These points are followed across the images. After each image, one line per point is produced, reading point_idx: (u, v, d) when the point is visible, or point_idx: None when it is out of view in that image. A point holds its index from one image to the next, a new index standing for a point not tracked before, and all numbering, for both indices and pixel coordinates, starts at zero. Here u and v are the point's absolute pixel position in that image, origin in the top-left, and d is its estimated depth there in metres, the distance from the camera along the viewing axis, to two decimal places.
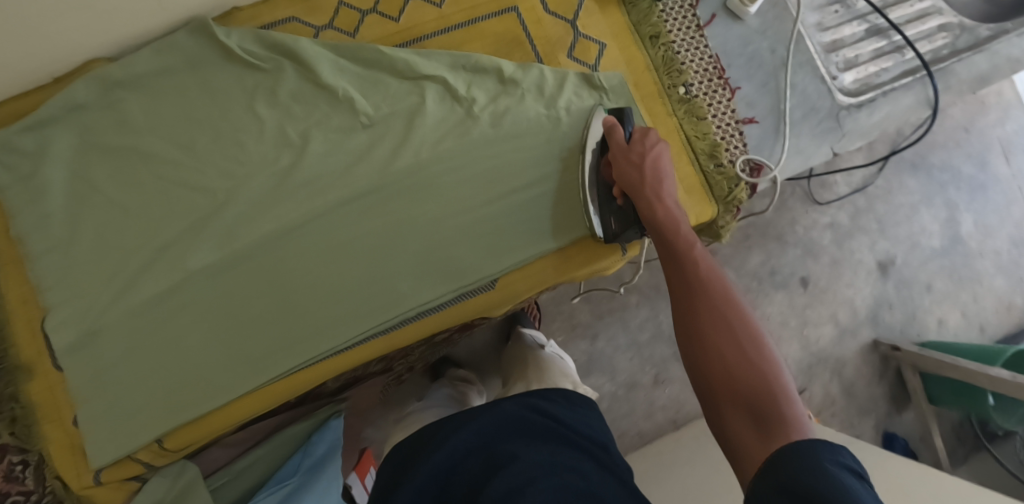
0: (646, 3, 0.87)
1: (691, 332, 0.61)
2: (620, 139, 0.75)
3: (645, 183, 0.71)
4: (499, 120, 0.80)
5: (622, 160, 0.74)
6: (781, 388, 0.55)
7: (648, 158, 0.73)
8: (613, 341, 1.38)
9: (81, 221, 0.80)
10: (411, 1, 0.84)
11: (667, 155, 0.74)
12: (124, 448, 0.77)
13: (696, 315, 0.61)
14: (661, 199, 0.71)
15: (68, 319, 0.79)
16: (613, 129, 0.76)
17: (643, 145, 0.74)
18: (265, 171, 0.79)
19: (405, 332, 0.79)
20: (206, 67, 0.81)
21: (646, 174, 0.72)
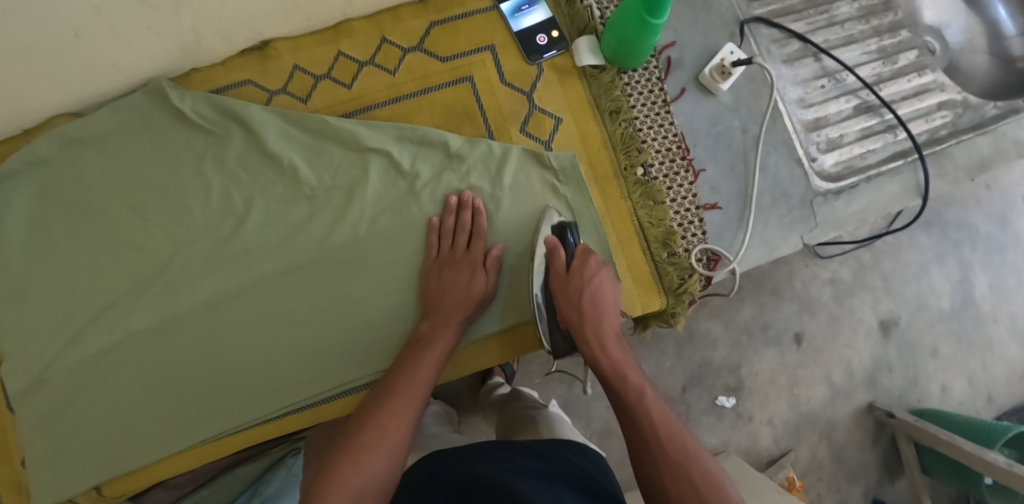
0: (608, 77, 0.84)
1: (649, 446, 0.61)
2: (560, 266, 0.74)
3: (587, 325, 0.72)
4: (439, 200, 0.80)
5: (563, 298, 0.73)
6: (700, 450, 0.61)
7: (587, 296, 0.73)
8: (591, 388, 1.27)
9: (37, 272, 0.83)
10: (366, 69, 0.83)
11: (608, 283, 0.75)
12: (64, 492, 0.81)
13: (654, 438, 0.62)
14: (602, 345, 0.71)
15: (22, 365, 0.82)
16: (555, 251, 0.75)
17: (582, 278, 0.74)
18: (207, 236, 0.82)
19: (334, 406, 0.81)
20: (160, 129, 0.83)
21: (585, 312, 0.72)
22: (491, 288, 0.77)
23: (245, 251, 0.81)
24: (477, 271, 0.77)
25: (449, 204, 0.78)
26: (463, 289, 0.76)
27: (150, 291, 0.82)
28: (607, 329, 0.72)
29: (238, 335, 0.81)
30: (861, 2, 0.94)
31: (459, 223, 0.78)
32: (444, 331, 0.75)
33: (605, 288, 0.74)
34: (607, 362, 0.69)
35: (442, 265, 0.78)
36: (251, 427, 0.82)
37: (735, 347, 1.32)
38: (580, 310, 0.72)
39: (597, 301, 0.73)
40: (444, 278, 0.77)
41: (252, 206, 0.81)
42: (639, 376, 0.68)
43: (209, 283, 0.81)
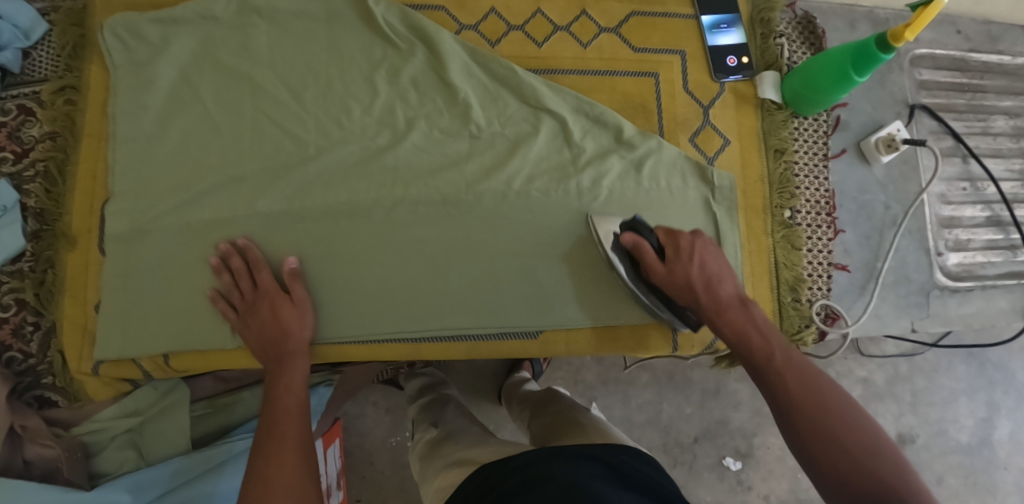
0: (781, 117, 0.85)
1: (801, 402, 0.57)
2: (650, 258, 0.69)
3: (700, 293, 0.67)
4: (597, 180, 0.79)
5: (670, 282, 0.68)
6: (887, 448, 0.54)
7: (694, 273, 0.67)
8: (610, 413, 1.24)
9: (170, 124, 0.80)
10: (559, 34, 0.83)
11: (709, 252, 0.69)
12: (131, 350, 0.77)
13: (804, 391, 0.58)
14: (723, 305, 0.66)
15: (127, 210, 0.78)
16: (638, 245, 0.69)
17: (679, 258, 0.68)
18: (360, 142, 0.79)
19: (431, 348, 0.78)
20: (343, 24, 0.81)
21: (699, 290, 0.67)
22: (308, 323, 0.74)
23: (392, 168, 0.78)
24: (277, 298, 0.73)
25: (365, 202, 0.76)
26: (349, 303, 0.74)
27: (286, 177, 0.78)
28: (735, 300, 0.66)
29: (357, 248, 0.78)
30: (1017, 121, 0.96)
31: (242, 266, 0.76)
32: (290, 375, 0.71)
33: (707, 255, 0.69)
34: (740, 322, 0.65)
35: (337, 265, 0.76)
36: (343, 343, 0.78)
37: (756, 414, 1.26)
38: (692, 288, 0.67)
39: (712, 286, 0.66)
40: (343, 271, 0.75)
41: (414, 127, 0.79)
42: (800, 372, 0.60)
43: (349, 191, 0.78)
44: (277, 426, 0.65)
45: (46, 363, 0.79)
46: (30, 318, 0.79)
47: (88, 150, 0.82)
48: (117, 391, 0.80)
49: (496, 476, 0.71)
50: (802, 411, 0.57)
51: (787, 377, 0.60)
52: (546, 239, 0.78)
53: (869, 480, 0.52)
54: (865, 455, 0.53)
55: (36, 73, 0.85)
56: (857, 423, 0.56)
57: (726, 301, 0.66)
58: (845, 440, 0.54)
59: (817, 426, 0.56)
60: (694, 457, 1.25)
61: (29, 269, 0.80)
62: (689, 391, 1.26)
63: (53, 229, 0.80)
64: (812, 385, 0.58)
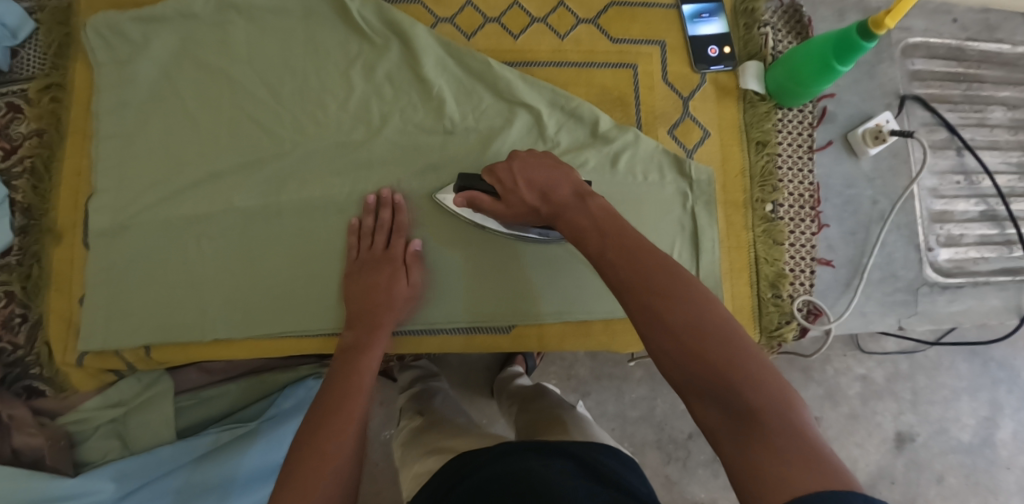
0: (764, 108, 0.83)
1: (656, 295, 0.50)
2: (486, 201, 0.67)
3: (546, 215, 0.62)
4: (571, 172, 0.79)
5: (512, 212, 0.65)
6: (728, 328, 0.48)
7: (531, 195, 0.63)
8: (602, 408, 1.23)
9: (152, 121, 0.82)
10: (536, 26, 0.82)
11: (537, 163, 0.64)
12: (115, 341, 0.78)
13: (649, 279, 0.51)
14: (562, 206, 0.61)
15: (110, 205, 0.80)
16: (474, 198, 0.68)
17: (509, 182, 0.64)
18: (335, 138, 0.79)
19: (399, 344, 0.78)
20: (319, 20, 0.82)
21: (541, 202, 0.62)
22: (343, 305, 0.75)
23: (366, 163, 0.79)
24: (393, 266, 0.74)
25: (366, 205, 0.77)
26: (383, 295, 0.73)
27: (263, 171, 0.80)
28: (567, 203, 0.61)
29: (333, 243, 0.79)
30: (1015, 113, 0.93)
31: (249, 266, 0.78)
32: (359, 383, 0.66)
33: (534, 168, 0.64)
34: (584, 220, 0.58)
35: (363, 266, 0.75)
36: (318, 337, 0.79)
37: None
38: (531, 207, 0.63)
39: (547, 199, 0.62)
40: (366, 278, 0.74)
41: (388, 121, 0.79)
42: (644, 257, 0.53)
43: (323, 185, 0.79)
44: (345, 405, 0.63)
45: (33, 355, 0.80)
46: (18, 311, 0.81)
47: (74, 146, 0.84)
48: (101, 381, 0.81)
49: (464, 469, 0.71)
50: (634, 298, 0.51)
51: (618, 262, 0.53)
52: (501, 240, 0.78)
53: (709, 374, 0.46)
54: (699, 338, 0.47)
55: (24, 72, 0.87)
56: (687, 302, 0.49)
57: (561, 203, 0.61)
58: (674, 325, 0.48)
59: (657, 313, 0.49)
60: (688, 453, 1.24)
61: (17, 263, 0.81)
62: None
63: (39, 223, 0.82)
64: (658, 272, 0.51)
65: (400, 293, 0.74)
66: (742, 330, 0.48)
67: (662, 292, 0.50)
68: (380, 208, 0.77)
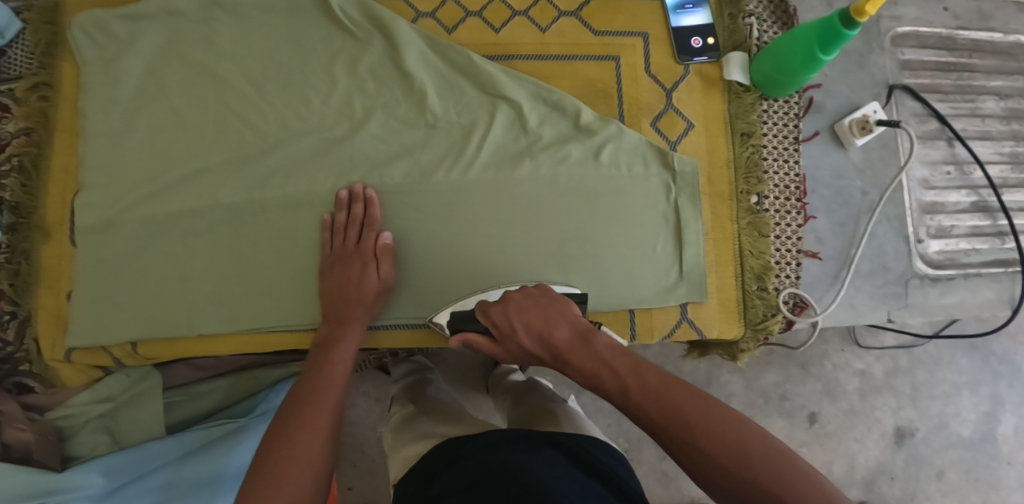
0: (749, 99, 0.82)
1: (690, 428, 0.49)
2: (484, 344, 0.63)
3: (552, 357, 0.58)
4: (553, 166, 0.79)
5: (511, 352, 0.60)
6: (766, 446, 0.48)
7: (527, 334, 0.59)
8: (597, 404, 1.23)
9: (137, 119, 0.82)
10: (518, 19, 0.82)
11: (533, 307, 0.60)
12: (102, 337, 0.79)
13: (681, 410, 0.50)
14: (564, 349, 0.57)
15: (97, 202, 0.81)
16: (467, 339, 0.65)
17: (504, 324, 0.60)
18: (319, 133, 0.80)
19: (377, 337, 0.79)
20: (302, 17, 0.82)
21: (540, 349, 0.58)
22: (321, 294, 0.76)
23: (349, 158, 0.79)
24: (367, 261, 0.74)
25: (339, 200, 0.77)
26: (352, 288, 0.73)
27: (246, 167, 0.80)
28: (569, 356, 0.56)
29: (316, 238, 0.79)
30: (1008, 102, 0.92)
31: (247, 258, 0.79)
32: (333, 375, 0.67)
33: (534, 318, 0.59)
34: (582, 357, 0.55)
35: (335, 260, 0.75)
36: (303, 331, 0.79)
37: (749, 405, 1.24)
38: (532, 350, 0.59)
39: (549, 348, 0.57)
40: (337, 275, 0.75)
41: (371, 116, 0.79)
42: (672, 388, 0.52)
43: (306, 180, 0.79)
44: (314, 393, 0.64)
45: (23, 351, 0.81)
46: (5, 309, 0.81)
47: (62, 144, 0.84)
48: (89, 377, 0.82)
49: (455, 454, 0.71)
50: (683, 451, 0.50)
51: (643, 401, 0.52)
52: (473, 235, 0.78)
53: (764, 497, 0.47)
54: (743, 462, 0.48)
55: (11, 71, 0.86)
56: (726, 432, 0.49)
57: (564, 349, 0.57)
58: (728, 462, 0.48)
59: (715, 460, 0.49)
60: None
61: (5, 261, 0.81)
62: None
63: (28, 221, 0.83)
64: (689, 405, 0.51)
65: (371, 286, 0.74)
66: (779, 442, 0.49)
67: (698, 429, 0.49)
68: (352, 203, 0.77)
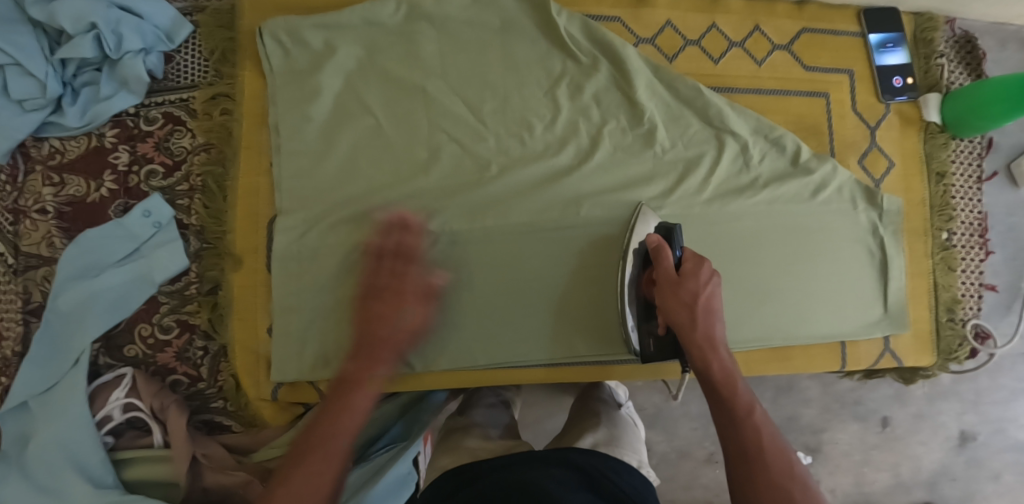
0: (942, 140, 0.85)
1: (755, 458, 0.52)
2: (668, 268, 0.62)
3: (697, 330, 0.57)
4: (771, 198, 0.80)
5: (670, 297, 0.60)
6: None
7: (701, 301, 0.58)
8: None
9: (341, 137, 0.77)
10: (734, 50, 0.82)
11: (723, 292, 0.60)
12: (312, 373, 0.74)
13: (771, 451, 0.52)
14: (713, 346, 0.57)
15: (302, 227, 0.76)
16: (660, 250, 0.63)
17: (695, 279, 0.60)
18: (540, 162, 0.77)
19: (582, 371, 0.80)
20: (518, 36, 0.79)
21: (698, 317, 0.58)
22: None
23: (575, 189, 0.77)
24: None
25: (384, 226, 0.73)
26: None
27: (467, 196, 0.76)
28: (720, 338, 0.58)
29: (538, 269, 0.77)
30: None
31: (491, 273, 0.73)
32: (342, 422, 0.60)
33: (720, 296, 0.60)
34: (718, 366, 0.56)
35: (373, 297, 0.69)
36: (528, 366, 0.77)
37: (827, 410, 1.14)
38: (693, 307, 0.58)
39: (711, 309, 0.58)
40: None
41: (599, 143, 0.77)
42: (768, 430, 0.53)
43: (524, 209, 0.76)
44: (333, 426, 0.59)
45: (216, 388, 0.76)
46: (199, 343, 0.76)
47: (250, 163, 0.78)
48: (291, 415, 0.77)
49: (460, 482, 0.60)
50: (767, 472, 0.51)
51: (749, 428, 0.53)
52: None
53: None
54: None
55: (181, 79, 0.79)
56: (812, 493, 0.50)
57: (711, 341, 0.57)
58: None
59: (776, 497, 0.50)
60: None
61: (195, 290, 0.77)
62: (761, 386, 1.16)
63: (215, 247, 0.77)
64: (775, 446, 0.52)
65: (407, 325, 0.69)
66: None
67: (787, 474, 0.50)
68: (391, 232, 0.73)
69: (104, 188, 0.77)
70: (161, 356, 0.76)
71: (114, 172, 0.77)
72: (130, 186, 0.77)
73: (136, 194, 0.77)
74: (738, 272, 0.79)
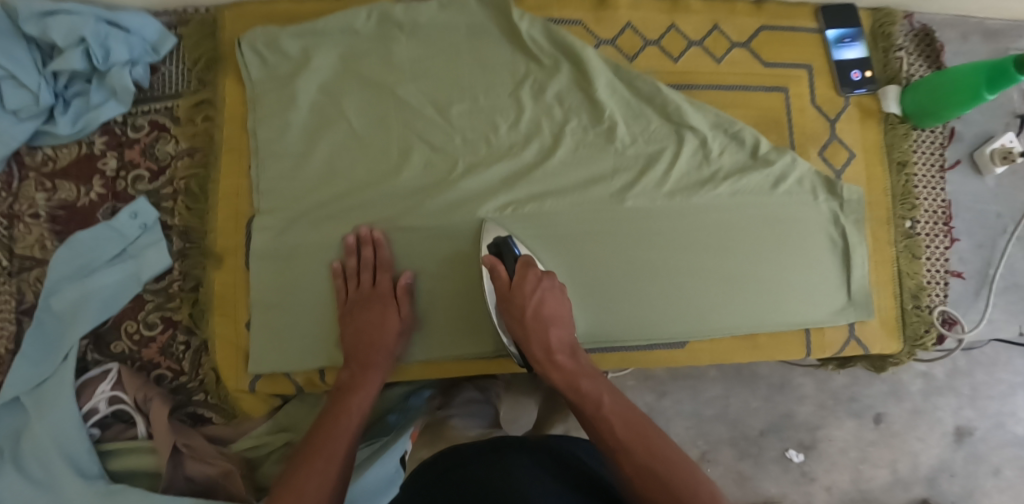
0: (902, 131, 0.87)
1: (624, 445, 0.63)
2: (502, 280, 0.74)
3: (531, 339, 0.72)
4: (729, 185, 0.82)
5: (507, 314, 0.73)
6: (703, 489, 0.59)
7: (529, 311, 0.72)
8: (679, 406, 1.13)
9: (316, 140, 0.80)
10: (694, 48, 0.85)
11: (554, 294, 0.74)
12: (288, 365, 0.77)
13: (627, 437, 0.63)
14: (550, 358, 0.71)
15: (278, 227, 0.78)
16: (493, 267, 0.74)
17: (534, 286, 0.73)
18: (505, 159, 0.80)
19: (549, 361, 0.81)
20: (484, 41, 0.82)
21: (529, 327, 0.72)
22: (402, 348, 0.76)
23: (540, 185, 0.80)
24: (388, 304, 0.76)
25: (346, 245, 0.77)
26: (377, 333, 0.74)
27: (435, 193, 0.79)
28: (559, 342, 0.72)
29: None
30: None
31: (371, 258, 0.77)
32: (339, 425, 0.69)
33: (548, 300, 0.73)
34: (560, 375, 0.70)
35: (353, 306, 0.76)
36: (498, 356, 0.80)
37: (823, 408, 1.15)
38: (526, 320, 0.72)
39: (537, 313, 0.72)
40: (359, 319, 0.75)
41: (561, 141, 0.80)
42: (617, 418, 0.65)
43: (491, 206, 0.79)
44: (321, 427, 0.68)
45: (197, 381, 0.80)
46: (180, 338, 0.80)
47: (231, 167, 0.81)
48: (270, 406, 0.79)
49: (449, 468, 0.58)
50: (630, 457, 0.62)
51: (607, 419, 0.65)
52: (667, 258, 0.81)
53: None
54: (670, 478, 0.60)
55: (165, 88, 0.83)
56: (674, 463, 0.61)
57: (549, 344, 0.72)
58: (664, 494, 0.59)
59: (642, 468, 0.61)
60: (760, 449, 1.14)
61: (177, 288, 0.80)
62: (754, 384, 1.15)
63: (197, 247, 0.80)
64: (635, 431, 0.64)
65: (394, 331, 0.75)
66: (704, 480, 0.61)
67: (648, 449, 0.62)
68: (361, 247, 0.77)
69: (93, 192, 0.81)
70: (146, 352, 0.80)
71: (103, 178, 0.81)
72: (118, 191, 0.81)
73: (123, 197, 0.81)
74: (699, 266, 0.81)
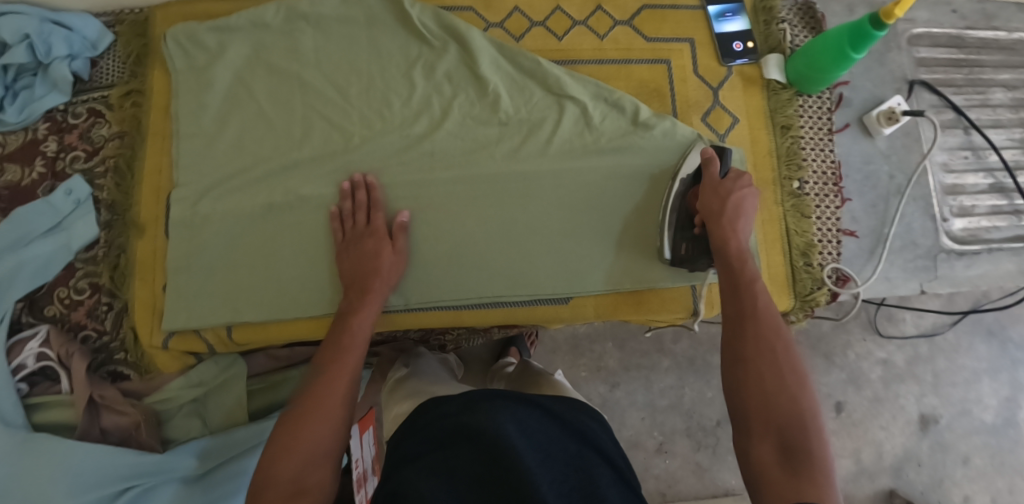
0: (786, 96, 0.91)
1: (749, 319, 0.65)
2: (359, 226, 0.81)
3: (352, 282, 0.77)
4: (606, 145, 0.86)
5: (716, 197, 0.76)
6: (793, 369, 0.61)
7: (346, 253, 0.79)
8: (632, 396, 1.15)
9: (228, 121, 0.88)
10: (577, 27, 0.91)
11: (754, 197, 0.77)
12: (196, 320, 0.83)
13: (756, 332, 0.64)
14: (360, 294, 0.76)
15: (190, 197, 0.86)
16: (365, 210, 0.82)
17: (734, 184, 0.77)
18: (398, 131, 0.86)
19: (442, 316, 0.85)
20: (380, 27, 0.90)
21: (355, 265, 0.78)
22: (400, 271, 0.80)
23: (430, 152, 0.86)
24: (383, 240, 0.79)
25: (342, 190, 0.83)
26: (373, 262, 0.78)
27: (332, 162, 0.86)
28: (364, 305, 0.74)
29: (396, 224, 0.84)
30: (1015, 93, 1.01)
31: (366, 200, 0.82)
32: (340, 357, 0.67)
33: (753, 199, 0.76)
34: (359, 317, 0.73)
35: (350, 241, 0.80)
36: (390, 312, 0.84)
37: None
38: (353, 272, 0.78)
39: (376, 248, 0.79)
40: (353, 252, 0.79)
41: (450, 114, 0.87)
42: (334, 386, 0.64)
43: (385, 174, 0.85)
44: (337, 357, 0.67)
45: (118, 340, 0.87)
46: (104, 300, 0.88)
47: (155, 147, 0.90)
48: (183, 364, 0.86)
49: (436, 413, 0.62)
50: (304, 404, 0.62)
51: (321, 381, 0.64)
52: (546, 218, 0.85)
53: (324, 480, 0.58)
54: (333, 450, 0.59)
55: (103, 81, 0.94)
56: (790, 350, 0.63)
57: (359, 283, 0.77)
58: (786, 398, 0.59)
59: (773, 354, 0.62)
60: (718, 440, 1.15)
61: (102, 255, 0.89)
62: (709, 375, 1.16)
63: (122, 218, 0.88)
64: (773, 319, 0.65)
65: (390, 262, 0.79)
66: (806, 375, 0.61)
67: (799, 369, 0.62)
68: (356, 191, 0.83)
69: (35, 172, 0.90)
70: (75, 314, 0.88)
71: (44, 159, 0.91)
72: (57, 170, 0.91)
73: (62, 176, 0.91)
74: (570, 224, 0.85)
